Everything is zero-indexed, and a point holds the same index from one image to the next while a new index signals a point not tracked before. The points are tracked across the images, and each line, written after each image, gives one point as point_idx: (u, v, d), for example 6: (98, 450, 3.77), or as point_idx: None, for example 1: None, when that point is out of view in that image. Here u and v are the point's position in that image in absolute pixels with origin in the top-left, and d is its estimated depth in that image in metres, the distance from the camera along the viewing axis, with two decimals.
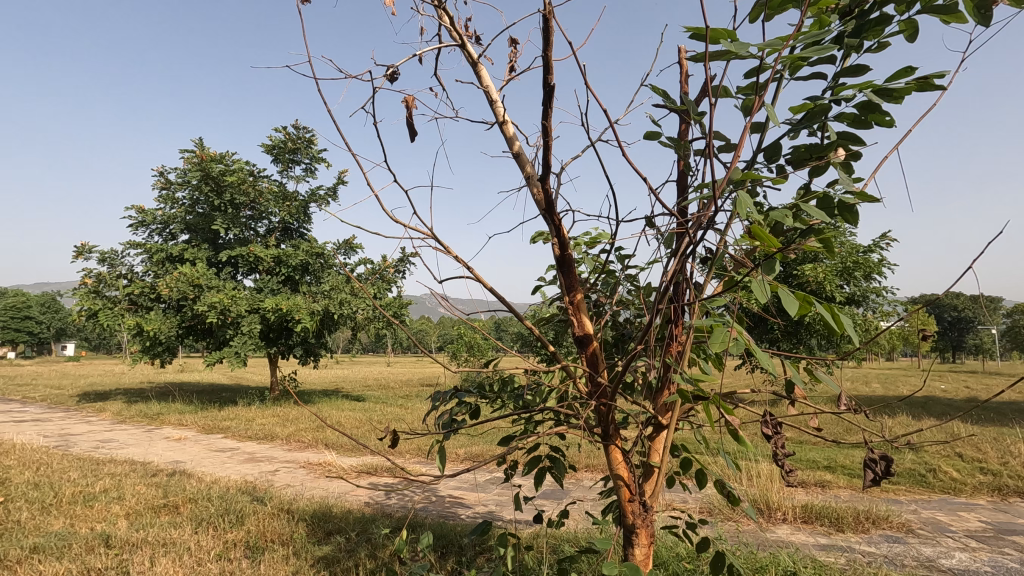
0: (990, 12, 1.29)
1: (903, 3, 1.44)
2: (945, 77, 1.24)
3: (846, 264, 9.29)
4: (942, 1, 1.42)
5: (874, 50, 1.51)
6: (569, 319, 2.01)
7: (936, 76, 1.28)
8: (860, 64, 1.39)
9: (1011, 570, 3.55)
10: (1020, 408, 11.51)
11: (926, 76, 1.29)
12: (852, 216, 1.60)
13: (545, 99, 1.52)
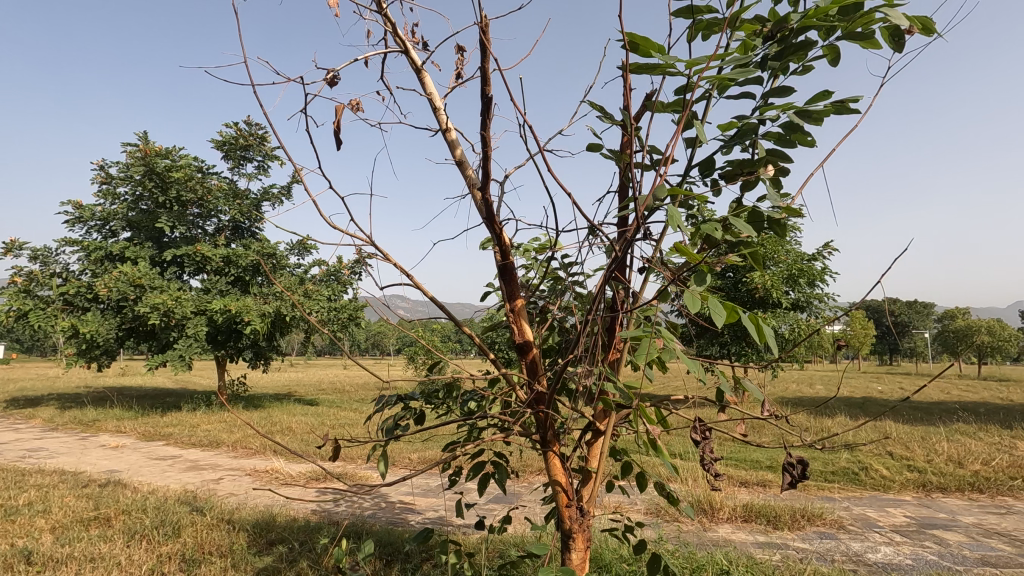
0: (903, 41, 1.38)
1: (823, 29, 1.53)
2: (858, 103, 1.33)
3: (792, 271, 9.68)
4: (861, 29, 1.51)
5: (799, 73, 1.60)
6: (510, 325, 2.02)
7: (851, 100, 1.37)
8: (786, 85, 1.46)
9: (931, 562, 3.77)
10: (946, 408, 12.28)
11: (842, 100, 1.37)
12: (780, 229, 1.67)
13: (483, 109, 1.53)
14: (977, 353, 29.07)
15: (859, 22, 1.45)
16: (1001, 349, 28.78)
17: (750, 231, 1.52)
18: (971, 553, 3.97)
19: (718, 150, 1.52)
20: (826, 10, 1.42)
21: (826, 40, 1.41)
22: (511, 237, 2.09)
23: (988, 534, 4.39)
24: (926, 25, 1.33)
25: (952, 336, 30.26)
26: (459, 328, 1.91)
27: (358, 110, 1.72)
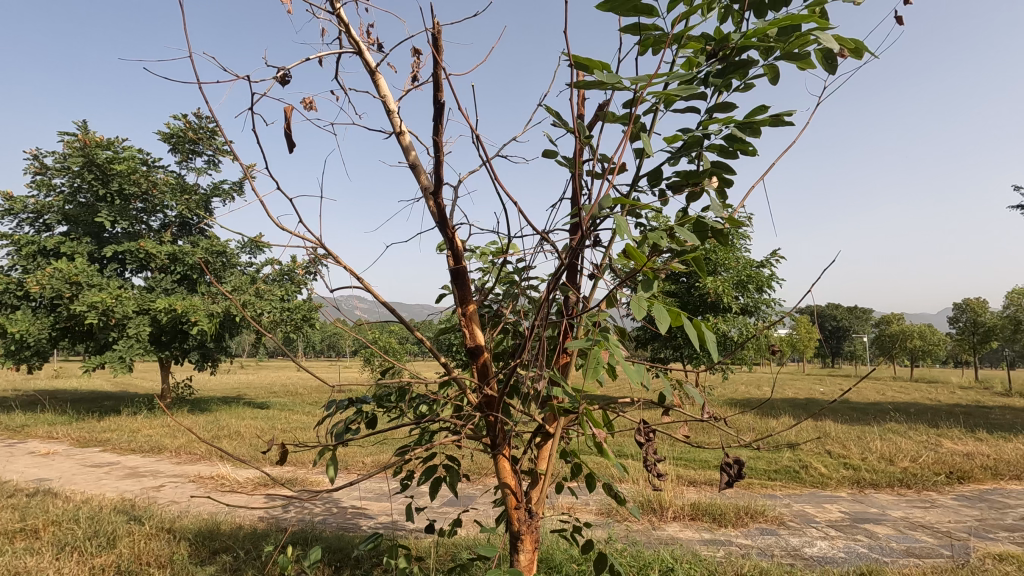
0: (834, 62, 1.45)
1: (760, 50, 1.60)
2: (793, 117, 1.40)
3: (741, 277, 10.05)
4: (796, 49, 1.58)
5: (741, 89, 1.66)
6: (461, 329, 2.03)
7: (786, 114, 1.43)
8: (727, 100, 1.52)
9: (861, 554, 3.99)
10: (881, 408, 13.01)
11: (778, 114, 1.44)
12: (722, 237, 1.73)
13: (435, 114, 1.54)
14: (909, 356, 30.90)
15: (795, 43, 1.52)
16: (930, 353, 30.71)
17: (695, 243, 1.58)
18: (897, 545, 4.23)
19: (666, 161, 1.57)
20: (763, 32, 1.49)
21: (765, 59, 1.48)
22: (465, 241, 2.10)
23: (913, 526, 4.69)
24: (857, 47, 1.41)
25: (888, 340, 32.06)
26: (410, 331, 1.90)
27: (311, 110, 1.69)
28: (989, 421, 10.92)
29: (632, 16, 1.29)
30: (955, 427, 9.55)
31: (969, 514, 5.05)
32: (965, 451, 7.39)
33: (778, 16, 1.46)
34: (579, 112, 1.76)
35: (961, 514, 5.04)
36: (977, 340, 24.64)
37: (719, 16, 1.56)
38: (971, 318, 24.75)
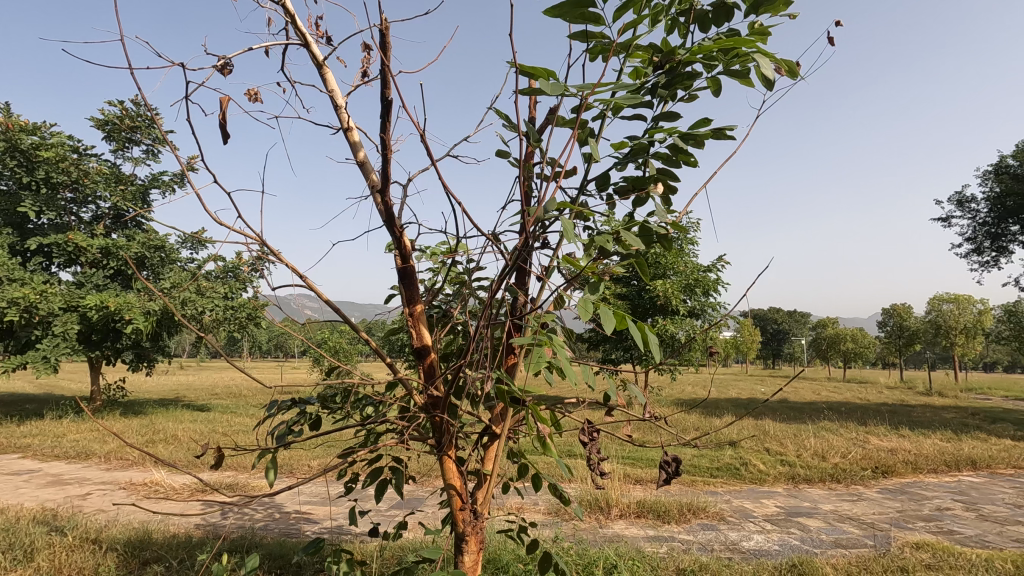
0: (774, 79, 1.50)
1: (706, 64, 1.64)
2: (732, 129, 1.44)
3: (689, 281, 10.37)
4: (739, 66, 1.63)
5: (686, 100, 1.70)
6: (408, 330, 2.01)
7: (726, 126, 1.48)
8: (672, 111, 1.56)
9: (794, 547, 4.19)
10: (816, 408, 13.69)
11: (719, 126, 1.48)
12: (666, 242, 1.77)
13: (383, 112, 1.52)
14: (842, 358, 32.71)
15: (738, 59, 1.57)
16: (861, 355, 32.59)
17: (640, 249, 1.60)
18: (827, 537, 4.46)
19: (613, 167, 1.60)
20: (707, 47, 1.53)
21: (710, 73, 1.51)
22: (414, 240, 2.07)
23: (841, 519, 4.96)
24: (792, 66, 1.47)
25: (823, 343, 33.83)
26: (355, 332, 1.86)
27: (253, 102, 1.62)
28: (911, 418, 11.70)
29: (580, 24, 1.31)
30: (881, 425, 10.17)
31: (892, 506, 5.39)
32: (889, 447, 7.88)
33: (722, 32, 1.50)
34: (530, 115, 1.75)
35: (884, 506, 5.37)
36: (903, 342, 26.36)
37: (666, 27, 1.60)
38: (897, 322, 26.45)
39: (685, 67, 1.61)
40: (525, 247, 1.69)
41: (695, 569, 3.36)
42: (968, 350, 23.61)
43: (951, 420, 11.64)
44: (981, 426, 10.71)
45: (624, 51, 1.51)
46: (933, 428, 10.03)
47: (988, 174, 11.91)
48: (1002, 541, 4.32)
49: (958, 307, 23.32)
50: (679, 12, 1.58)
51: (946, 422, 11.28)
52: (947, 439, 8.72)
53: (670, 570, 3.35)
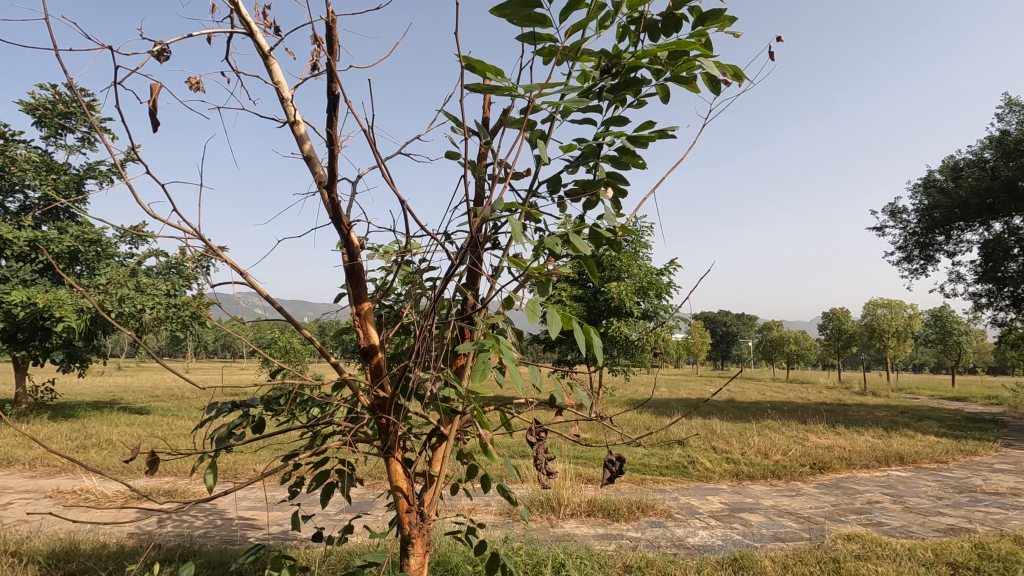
0: (718, 85, 1.53)
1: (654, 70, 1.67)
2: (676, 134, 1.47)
3: (643, 283, 10.59)
4: (687, 72, 1.66)
5: (634, 106, 1.72)
6: (355, 329, 1.97)
7: (671, 131, 1.50)
8: (620, 114, 1.58)
9: (736, 541, 4.34)
10: (759, 407, 14.24)
11: (663, 131, 1.51)
12: (615, 242, 1.78)
13: (330, 106, 1.48)
14: (786, 359, 34.13)
15: (685, 66, 1.60)
16: (804, 356, 34.12)
17: (586, 251, 1.62)
18: (767, 531, 4.65)
19: (564, 169, 1.61)
20: (653, 53, 1.55)
21: (656, 79, 1.54)
22: (363, 237, 2.02)
23: (781, 514, 5.18)
24: (736, 74, 1.51)
25: (769, 344, 35.22)
26: (301, 332, 1.80)
27: (192, 90, 1.54)
28: (847, 417, 12.32)
29: (527, 25, 1.32)
30: (819, 423, 10.67)
31: (827, 500, 5.66)
32: (826, 444, 8.28)
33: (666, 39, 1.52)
34: (483, 116, 1.75)
35: (820, 501, 5.63)
36: (841, 344, 27.74)
37: (617, 34, 1.63)
38: (836, 326, 27.82)
39: (634, 73, 1.64)
40: (474, 247, 1.69)
41: (641, 565, 3.43)
42: (899, 352, 25.07)
43: (882, 418, 12.33)
44: (908, 423, 11.39)
45: (572, 55, 1.52)
46: (865, 426, 10.60)
47: (919, 186, 12.69)
48: (924, 532, 4.61)
49: (891, 311, 24.72)
50: (629, 20, 1.62)
51: (878, 420, 11.93)
52: (879, 436, 9.23)
53: (617, 567, 3.41)
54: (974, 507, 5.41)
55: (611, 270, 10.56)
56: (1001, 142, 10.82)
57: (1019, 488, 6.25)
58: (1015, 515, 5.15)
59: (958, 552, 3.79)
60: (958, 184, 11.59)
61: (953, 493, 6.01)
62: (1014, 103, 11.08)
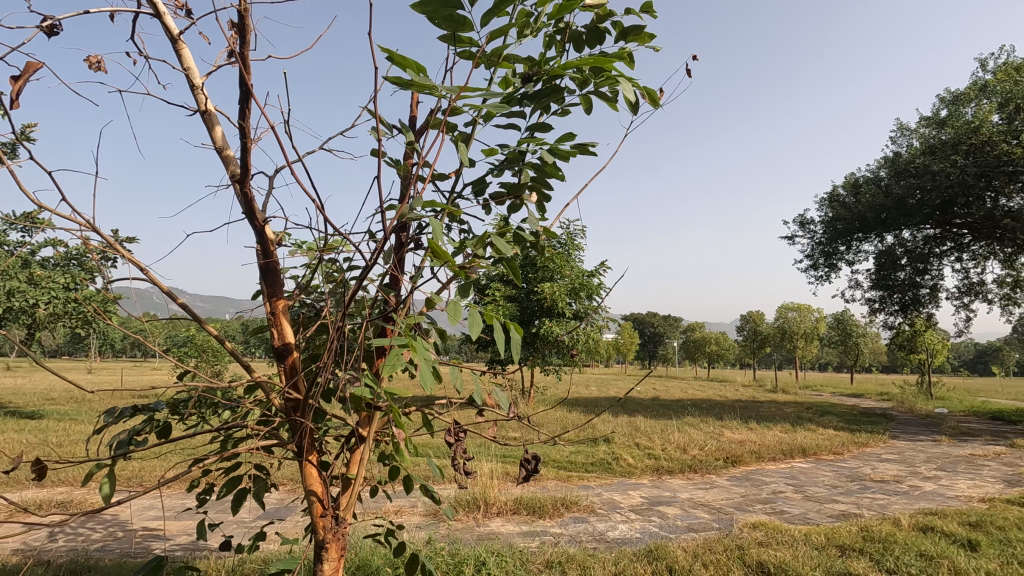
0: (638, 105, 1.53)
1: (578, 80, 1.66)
2: (594, 147, 1.48)
3: (574, 285, 10.82)
4: (610, 88, 1.65)
5: (559, 115, 1.70)
6: (269, 328, 1.87)
7: (590, 145, 1.51)
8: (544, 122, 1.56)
9: (653, 533, 4.54)
10: (680, 405, 14.95)
11: (584, 144, 1.52)
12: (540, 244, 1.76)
13: (242, 95, 1.39)
14: (707, 359, 36.00)
15: (607, 81, 1.60)
16: (723, 356, 36.08)
17: (510, 254, 1.59)
18: (681, 522, 4.89)
19: (489, 172, 1.58)
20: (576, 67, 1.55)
21: (579, 89, 1.54)
22: (281, 233, 1.92)
23: (695, 505, 5.47)
24: (653, 94, 1.51)
25: (693, 345, 37.08)
26: (206, 330, 1.69)
27: (89, 71, 1.41)
28: (759, 413, 13.18)
29: (447, 26, 1.32)
30: (734, 419, 11.34)
31: (737, 492, 6.04)
32: (739, 439, 8.82)
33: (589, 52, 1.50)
34: (410, 114, 1.69)
35: (731, 492, 6.00)
36: (756, 345, 29.62)
37: (543, 42, 1.64)
38: (752, 328, 29.67)
39: (557, 81, 1.64)
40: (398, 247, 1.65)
41: (562, 561, 3.51)
42: (806, 352, 27.11)
43: (789, 414, 13.29)
44: (811, 419, 12.34)
45: (495, 61, 1.51)
46: (774, 422, 11.37)
47: (825, 200, 13.75)
48: (820, 518, 5.02)
49: (800, 315, 26.67)
50: (556, 29, 1.64)
51: (786, 415, 12.85)
52: (785, 431, 9.94)
53: (538, 563, 3.48)
54: (863, 494, 5.95)
55: (544, 271, 10.74)
56: (894, 163, 11.93)
57: (901, 476, 6.93)
58: (896, 500, 5.71)
59: (847, 535, 4.16)
60: (857, 199, 12.68)
61: (847, 482, 6.59)
62: (906, 128, 12.23)
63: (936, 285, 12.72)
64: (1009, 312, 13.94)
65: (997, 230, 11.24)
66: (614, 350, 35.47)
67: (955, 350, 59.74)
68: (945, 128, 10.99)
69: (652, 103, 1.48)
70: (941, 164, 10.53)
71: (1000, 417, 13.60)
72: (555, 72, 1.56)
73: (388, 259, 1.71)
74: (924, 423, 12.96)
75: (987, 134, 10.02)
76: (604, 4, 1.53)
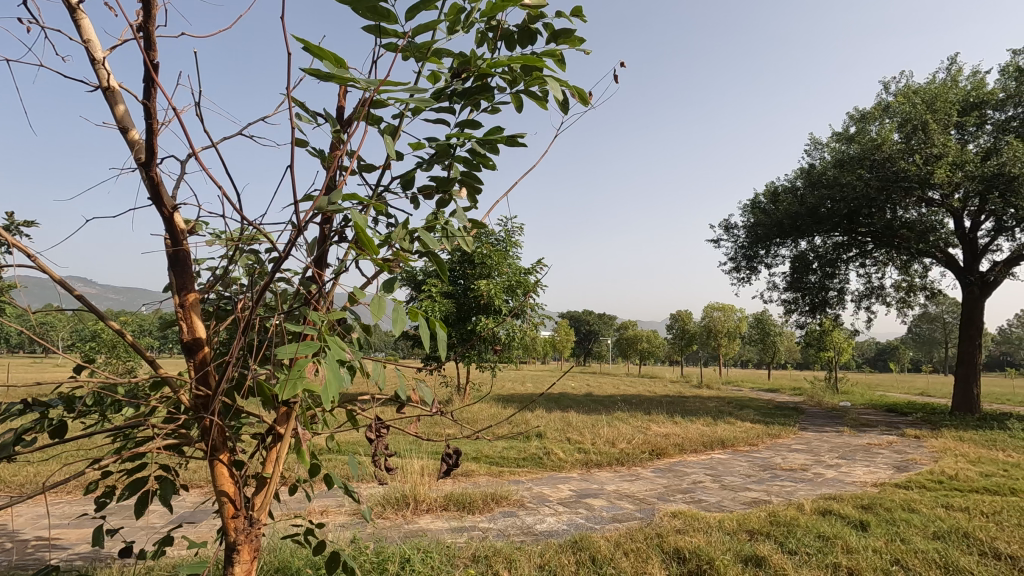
0: (568, 105, 1.51)
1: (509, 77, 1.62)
2: (521, 142, 1.45)
3: (512, 282, 10.89)
4: (540, 86, 1.63)
5: (489, 112, 1.66)
6: (178, 322, 1.73)
7: (520, 140, 1.48)
8: (473, 117, 1.52)
9: (579, 525, 4.67)
10: (610, 400, 15.43)
11: (513, 140, 1.48)
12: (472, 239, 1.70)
13: (147, 74, 1.28)
14: (639, 356, 37.26)
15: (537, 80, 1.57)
16: (653, 353, 37.52)
17: (437, 249, 1.55)
18: (606, 513, 5.06)
19: (418, 166, 1.53)
20: (504, 64, 1.51)
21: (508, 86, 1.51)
22: (193, 222, 1.79)
23: (620, 497, 5.67)
24: (581, 93, 1.48)
25: (625, 343, 38.31)
26: (119, 332, 1.49)
27: None
28: (684, 407, 13.82)
29: (372, 18, 1.30)
30: (661, 414, 11.81)
31: (660, 482, 6.33)
32: (664, 432, 9.21)
33: (518, 50, 1.47)
34: (337, 104, 1.62)
35: (654, 483, 6.26)
36: (684, 343, 31.04)
37: (475, 39, 1.63)
38: (681, 327, 31.05)
39: (486, 78, 1.63)
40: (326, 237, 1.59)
41: (487, 555, 3.55)
42: (729, 350, 28.63)
43: (711, 408, 14.03)
44: (731, 413, 13.06)
45: (424, 54, 1.46)
46: (698, 415, 11.95)
47: (747, 206, 14.60)
48: (734, 505, 5.33)
49: (725, 314, 28.07)
50: (488, 26, 1.65)
51: (708, 410, 13.53)
52: (707, 424, 10.47)
53: (465, 558, 3.50)
54: (773, 482, 6.37)
55: (482, 268, 10.76)
56: (809, 174, 12.81)
57: (807, 464, 7.48)
58: (801, 486, 6.16)
59: (756, 520, 4.45)
60: (776, 206, 13.50)
61: (759, 471, 7.04)
62: (818, 141, 13.17)
63: (842, 288, 13.78)
64: (904, 313, 15.33)
65: (896, 239, 12.30)
66: (550, 347, 36.07)
67: (859, 349, 65.07)
68: (853, 144, 11.93)
69: (581, 102, 1.50)
70: (849, 177, 11.38)
71: (894, 409, 14.95)
72: (484, 68, 1.54)
73: (311, 253, 1.64)
74: (829, 415, 14.02)
75: (888, 151, 10.90)
76: (535, 5, 1.55)
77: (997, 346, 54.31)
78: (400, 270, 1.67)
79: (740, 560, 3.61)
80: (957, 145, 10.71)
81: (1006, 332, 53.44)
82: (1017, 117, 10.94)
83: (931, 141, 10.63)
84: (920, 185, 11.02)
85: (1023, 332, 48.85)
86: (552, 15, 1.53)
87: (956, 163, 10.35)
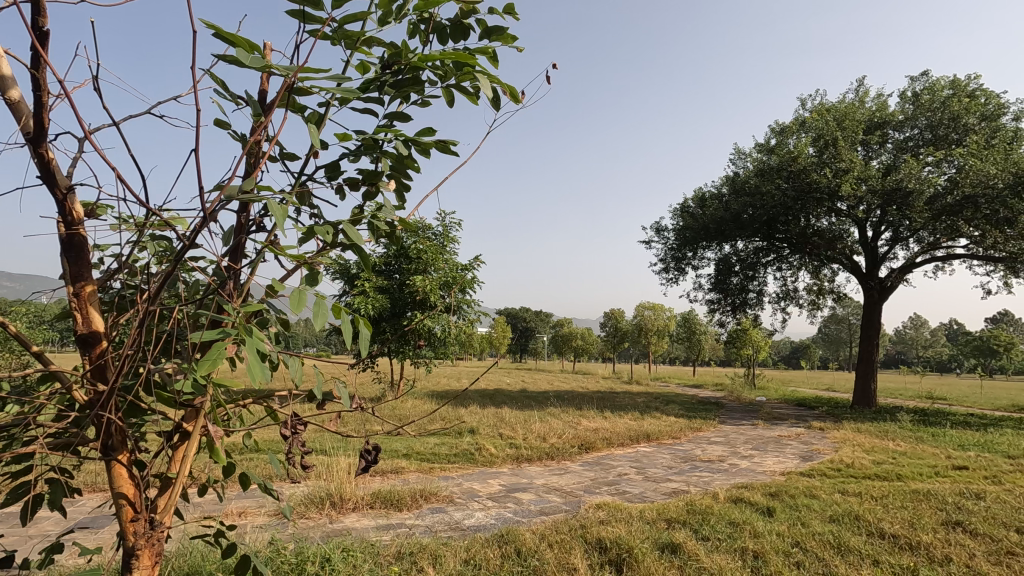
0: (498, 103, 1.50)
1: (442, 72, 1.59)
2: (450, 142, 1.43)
3: (448, 278, 10.80)
4: (472, 82, 1.61)
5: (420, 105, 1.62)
6: (72, 314, 1.58)
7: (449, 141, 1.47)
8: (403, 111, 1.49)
9: (506, 519, 4.73)
10: (543, 395, 15.70)
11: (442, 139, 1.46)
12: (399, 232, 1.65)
13: (35, 41, 1.17)
14: (573, 353, 38.00)
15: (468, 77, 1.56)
16: (587, 350, 38.51)
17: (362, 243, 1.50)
18: (534, 507, 5.15)
19: (344, 157, 1.47)
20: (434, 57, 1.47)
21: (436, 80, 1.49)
22: (92, 203, 1.64)
23: (549, 490, 5.78)
24: (512, 93, 1.49)
25: (560, 340, 39.09)
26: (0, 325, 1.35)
27: None
28: (613, 403, 14.25)
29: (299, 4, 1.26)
30: (592, 409, 12.14)
31: (588, 475, 6.51)
32: (593, 427, 9.46)
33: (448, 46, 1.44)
34: (260, 86, 1.54)
35: (581, 477, 6.43)
36: (616, 340, 32.08)
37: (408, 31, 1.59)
38: (614, 325, 32.06)
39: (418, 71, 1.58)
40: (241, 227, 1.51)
41: (413, 551, 3.52)
42: (659, 347, 29.81)
43: (640, 403, 14.53)
44: (658, 408, 13.59)
45: (354, 44, 1.42)
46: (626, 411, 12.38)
47: (675, 211, 15.29)
48: (655, 496, 5.56)
49: (655, 313, 29.09)
50: (421, 18, 1.62)
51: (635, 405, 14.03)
52: (635, 419, 10.85)
53: (389, 556, 3.45)
54: (692, 473, 6.70)
55: (418, 263, 10.63)
56: (733, 181, 13.55)
57: (723, 455, 7.93)
58: (717, 476, 6.52)
59: (674, 510, 4.66)
60: (703, 211, 14.19)
61: (680, 463, 7.39)
62: (741, 152, 13.94)
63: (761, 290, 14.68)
64: (814, 315, 16.53)
65: (808, 246, 13.25)
66: (488, 343, 36.25)
67: (776, 348, 69.49)
68: (773, 155, 12.71)
69: (512, 101, 1.51)
70: (768, 186, 12.15)
71: (804, 402, 16.11)
72: (415, 62, 1.50)
73: (226, 243, 1.55)
74: (747, 410, 14.87)
75: (802, 164, 11.69)
76: (469, 1, 1.55)
77: (893, 345, 59.67)
78: (323, 263, 1.61)
79: (657, 548, 3.79)
80: (863, 161, 11.63)
81: (901, 333, 58.77)
82: (913, 138, 12.02)
83: (840, 156, 11.49)
84: (830, 196, 11.91)
85: (915, 334, 53.89)
86: (486, 12, 1.52)
87: (861, 177, 11.20)
